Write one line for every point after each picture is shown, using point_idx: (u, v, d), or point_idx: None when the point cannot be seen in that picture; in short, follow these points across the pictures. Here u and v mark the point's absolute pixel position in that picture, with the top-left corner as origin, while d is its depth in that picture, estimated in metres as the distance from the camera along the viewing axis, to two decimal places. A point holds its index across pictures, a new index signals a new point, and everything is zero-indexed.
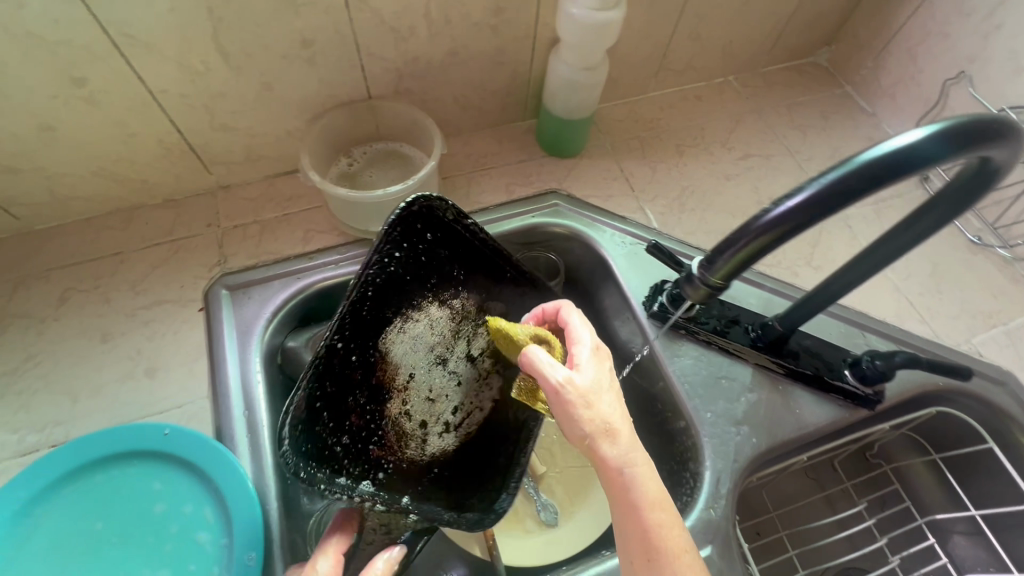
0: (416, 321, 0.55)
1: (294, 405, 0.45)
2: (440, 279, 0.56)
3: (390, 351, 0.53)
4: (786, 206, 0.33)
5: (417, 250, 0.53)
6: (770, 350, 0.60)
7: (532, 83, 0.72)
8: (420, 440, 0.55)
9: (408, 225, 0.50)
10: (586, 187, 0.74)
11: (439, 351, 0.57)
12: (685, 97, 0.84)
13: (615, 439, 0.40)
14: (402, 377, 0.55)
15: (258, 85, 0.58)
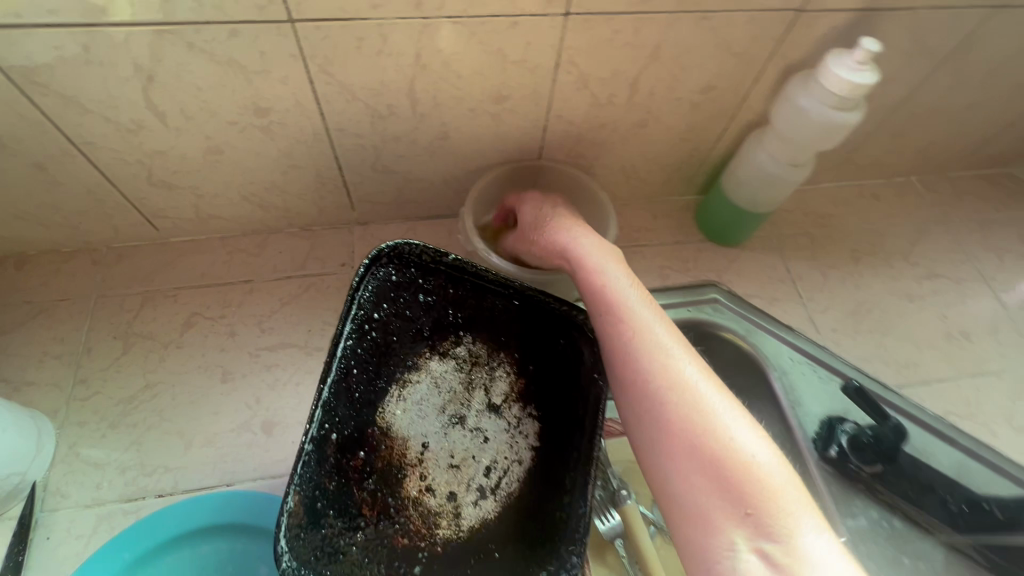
0: (414, 383, 0.41)
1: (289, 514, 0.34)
2: (423, 323, 0.43)
3: (392, 423, 0.40)
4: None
5: (418, 302, 0.43)
6: (974, 535, 0.50)
7: (709, 161, 0.64)
8: (453, 520, 0.39)
9: (386, 285, 0.42)
10: (748, 284, 0.65)
11: (455, 410, 0.41)
12: (861, 194, 0.75)
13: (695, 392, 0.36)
14: (412, 449, 0.40)
15: (435, 134, 0.53)
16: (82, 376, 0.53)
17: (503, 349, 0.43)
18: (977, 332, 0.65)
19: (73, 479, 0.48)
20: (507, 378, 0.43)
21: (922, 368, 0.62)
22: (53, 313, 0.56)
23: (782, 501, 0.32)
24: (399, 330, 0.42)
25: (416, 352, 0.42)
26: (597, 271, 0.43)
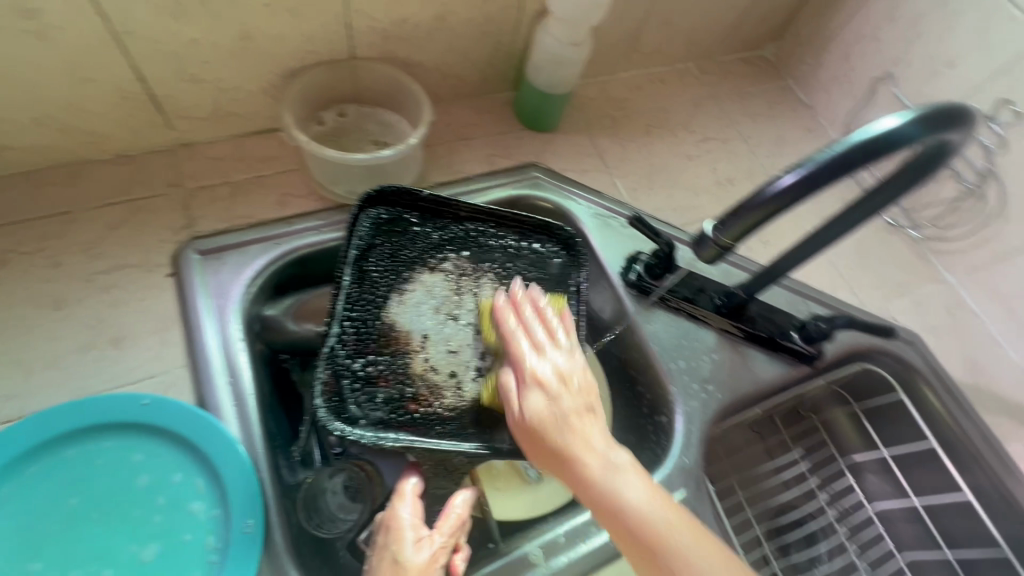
0: (412, 293, 0.59)
1: (323, 384, 0.51)
2: (415, 248, 0.61)
3: (396, 320, 0.57)
4: (779, 184, 0.40)
5: (410, 235, 0.61)
6: (731, 315, 0.66)
7: (513, 54, 0.73)
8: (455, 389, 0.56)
9: (377, 220, 0.60)
10: (563, 162, 0.76)
11: (448, 309, 0.59)
12: (651, 80, 0.88)
13: (580, 460, 0.44)
14: (415, 338, 0.57)
15: (237, 33, 0.55)
16: None
17: (480, 266, 0.62)
18: (737, 179, 0.83)
19: None
20: (492, 284, 0.61)
21: (697, 209, 0.78)
22: None
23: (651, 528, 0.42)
24: (407, 258, 0.60)
25: (410, 271, 0.60)
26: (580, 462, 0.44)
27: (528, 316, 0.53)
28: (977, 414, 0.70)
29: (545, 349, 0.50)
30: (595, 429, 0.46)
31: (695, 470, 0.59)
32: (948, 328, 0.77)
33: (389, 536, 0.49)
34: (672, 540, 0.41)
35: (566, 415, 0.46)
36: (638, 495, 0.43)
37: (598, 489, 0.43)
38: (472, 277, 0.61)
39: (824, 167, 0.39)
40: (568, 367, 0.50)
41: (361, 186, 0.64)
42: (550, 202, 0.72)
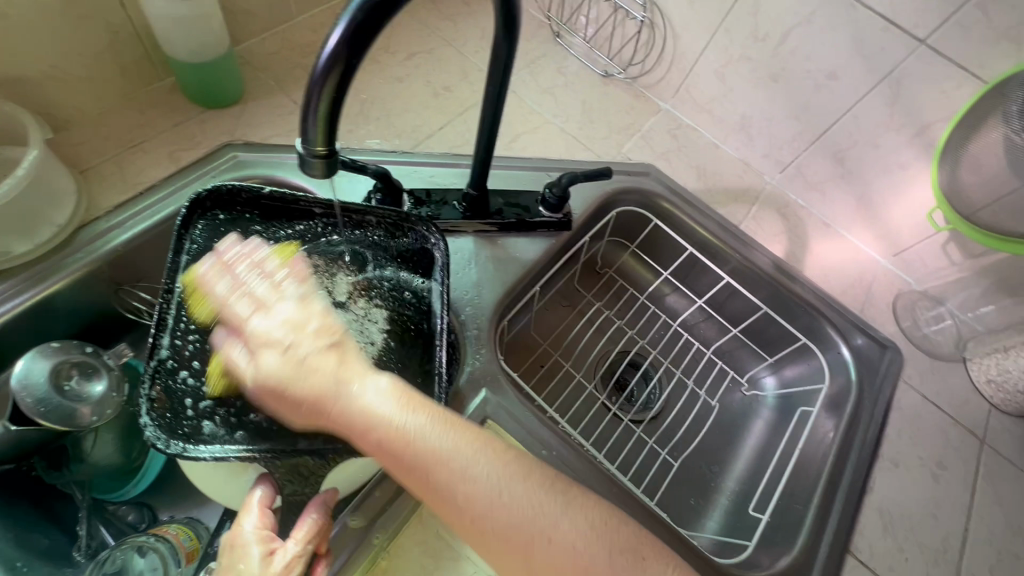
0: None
1: (152, 398, 0.44)
2: None
3: None
4: (328, 49, 0.31)
5: (254, 235, 0.52)
6: (478, 214, 0.68)
7: (140, 32, 0.63)
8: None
9: (215, 222, 0.51)
10: (263, 130, 0.70)
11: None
12: (334, 13, 0.82)
13: (346, 389, 0.41)
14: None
15: None
16: None
17: (337, 261, 0.54)
18: (454, 84, 0.82)
19: None
20: (349, 276, 0.54)
21: (424, 127, 0.77)
22: None
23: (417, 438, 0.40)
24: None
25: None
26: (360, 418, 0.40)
27: (240, 272, 0.46)
28: (714, 211, 0.80)
29: (260, 309, 0.43)
30: (322, 362, 0.42)
31: (490, 367, 0.61)
32: (676, 148, 0.85)
33: (234, 556, 0.43)
34: (472, 482, 0.39)
35: (307, 343, 0.42)
36: (429, 435, 0.40)
37: (360, 426, 0.40)
38: (325, 274, 0.53)
39: (365, 16, 0.31)
40: (290, 312, 0.43)
41: (4, 245, 0.53)
42: (261, 176, 0.65)
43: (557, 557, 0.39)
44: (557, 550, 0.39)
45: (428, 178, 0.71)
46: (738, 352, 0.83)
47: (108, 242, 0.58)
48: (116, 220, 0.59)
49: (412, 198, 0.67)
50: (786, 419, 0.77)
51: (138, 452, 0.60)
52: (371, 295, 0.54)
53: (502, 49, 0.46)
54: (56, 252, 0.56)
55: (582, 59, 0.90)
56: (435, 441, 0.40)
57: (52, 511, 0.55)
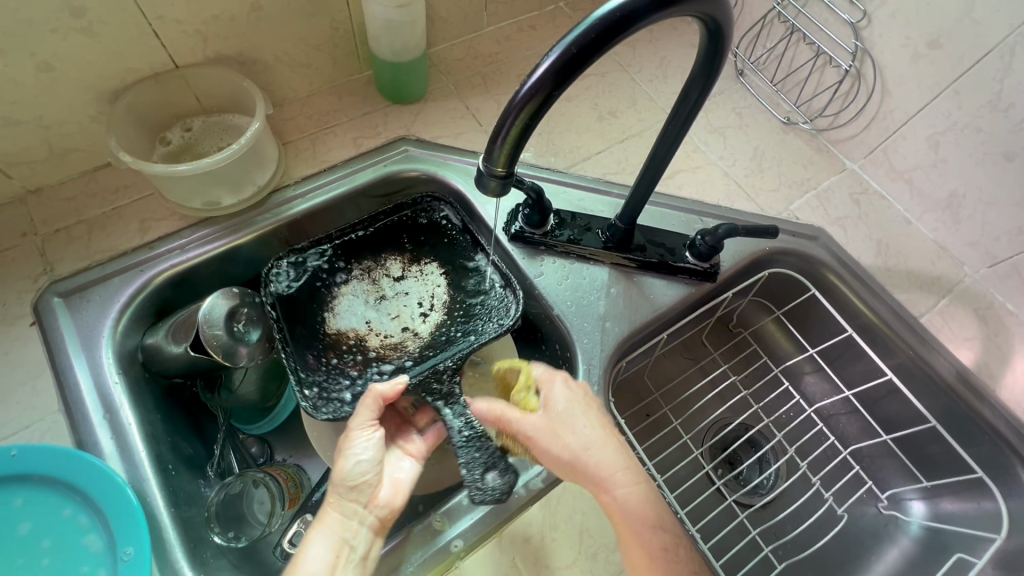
0: (341, 299, 0.65)
1: (312, 399, 0.58)
2: (321, 272, 0.64)
3: (337, 327, 0.63)
4: (535, 77, 0.34)
5: (318, 265, 0.64)
6: (620, 247, 0.66)
7: (356, 30, 0.71)
8: (413, 337, 0.64)
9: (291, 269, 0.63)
10: (435, 129, 0.75)
11: (374, 294, 0.66)
12: (520, 29, 0.86)
13: (610, 475, 0.48)
14: (361, 328, 0.64)
15: (34, 67, 0.53)
16: None
17: (379, 252, 0.67)
18: (621, 110, 0.80)
19: None
20: (398, 259, 0.67)
21: (583, 148, 0.76)
22: None
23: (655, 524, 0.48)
24: (315, 288, 0.64)
25: (328, 286, 0.64)
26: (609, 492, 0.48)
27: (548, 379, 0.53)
28: (890, 295, 0.69)
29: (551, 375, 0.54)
30: (605, 444, 0.50)
31: None
32: (857, 216, 0.75)
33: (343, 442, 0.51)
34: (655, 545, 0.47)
35: (585, 420, 0.51)
36: (611, 464, 0.49)
37: (626, 505, 0.47)
38: (376, 262, 0.67)
39: (577, 48, 0.33)
40: (569, 395, 0.52)
41: (216, 195, 0.62)
42: (424, 172, 0.71)
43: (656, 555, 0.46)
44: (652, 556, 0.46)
45: (576, 201, 0.70)
46: (884, 464, 0.71)
47: (292, 208, 0.66)
48: (302, 190, 0.67)
49: (558, 219, 0.67)
50: (932, 559, 0.64)
51: (271, 395, 0.67)
52: (419, 258, 0.67)
53: (692, 93, 0.44)
54: (252, 209, 0.65)
55: (763, 100, 0.83)
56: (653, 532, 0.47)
57: (200, 429, 0.63)
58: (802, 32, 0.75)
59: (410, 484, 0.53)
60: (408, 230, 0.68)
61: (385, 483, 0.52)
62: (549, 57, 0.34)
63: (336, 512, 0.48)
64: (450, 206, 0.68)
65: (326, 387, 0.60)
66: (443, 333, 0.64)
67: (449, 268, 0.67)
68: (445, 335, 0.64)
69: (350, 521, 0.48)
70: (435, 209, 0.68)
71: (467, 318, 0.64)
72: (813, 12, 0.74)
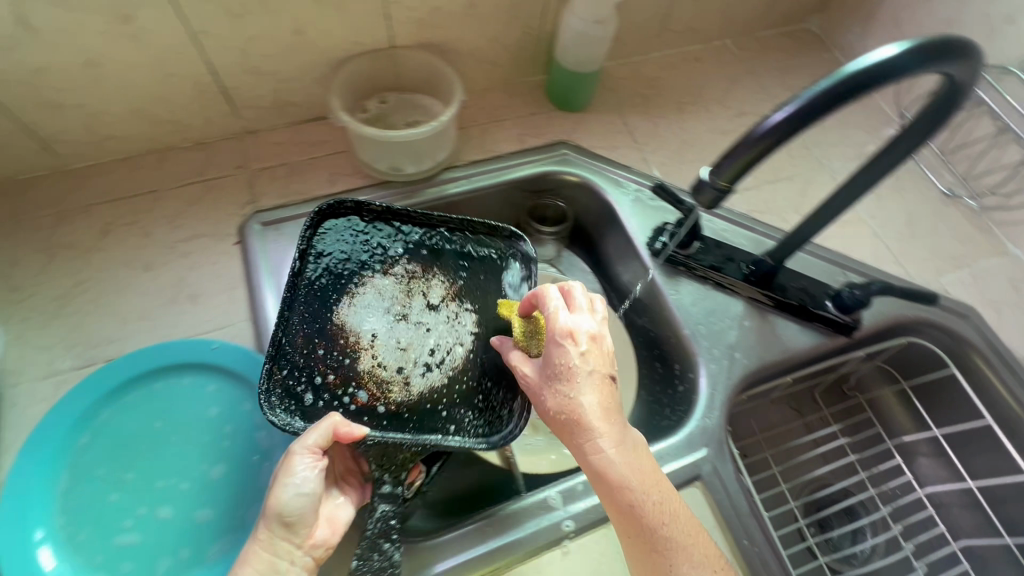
0: (362, 294, 0.60)
1: (273, 376, 0.53)
2: (369, 252, 0.62)
3: (346, 320, 0.58)
4: (781, 114, 0.38)
5: (367, 240, 0.63)
6: (760, 283, 0.67)
7: (544, 37, 0.76)
8: (403, 385, 0.57)
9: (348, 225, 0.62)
10: (593, 139, 0.79)
11: (400, 311, 0.61)
12: (685, 58, 0.89)
13: (596, 434, 0.44)
14: (365, 338, 0.58)
15: (290, 30, 0.62)
16: (14, 284, 0.60)
17: (433, 267, 0.63)
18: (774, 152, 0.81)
19: (29, 361, 0.56)
20: (442, 285, 0.63)
21: None
22: None
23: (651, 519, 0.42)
24: (354, 263, 0.61)
25: (360, 274, 0.61)
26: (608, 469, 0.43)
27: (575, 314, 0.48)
28: None
29: (579, 311, 0.49)
30: (599, 404, 0.45)
31: (720, 431, 0.59)
32: (1014, 303, 0.71)
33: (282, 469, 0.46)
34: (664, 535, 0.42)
35: (582, 377, 0.46)
36: (616, 438, 0.44)
37: (611, 470, 0.43)
38: (421, 278, 0.62)
39: (824, 98, 0.37)
40: (585, 342, 0.47)
41: (400, 163, 0.69)
42: (579, 178, 0.75)
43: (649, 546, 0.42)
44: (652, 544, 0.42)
45: (719, 231, 0.72)
46: (1000, 569, 0.66)
47: (457, 187, 0.72)
48: (468, 173, 0.73)
49: (702, 244, 0.69)
50: None
51: None
52: (462, 300, 0.63)
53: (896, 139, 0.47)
54: (425, 181, 0.71)
55: (927, 169, 0.81)
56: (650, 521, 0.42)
57: None
58: (988, 107, 0.73)
59: (349, 522, 0.49)
60: (468, 268, 0.64)
61: (322, 519, 0.47)
62: (798, 98, 0.38)
63: (262, 549, 0.44)
64: (517, 269, 0.64)
65: (295, 383, 0.54)
66: (431, 405, 0.57)
67: (485, 334, 0.61)
68: (433, 406, 0.57)
69: (284, 558, 0.44)
70: (504, 261, 0.65)
71: (472, 407, 0.57)
72: (1006, 87, 0.71)
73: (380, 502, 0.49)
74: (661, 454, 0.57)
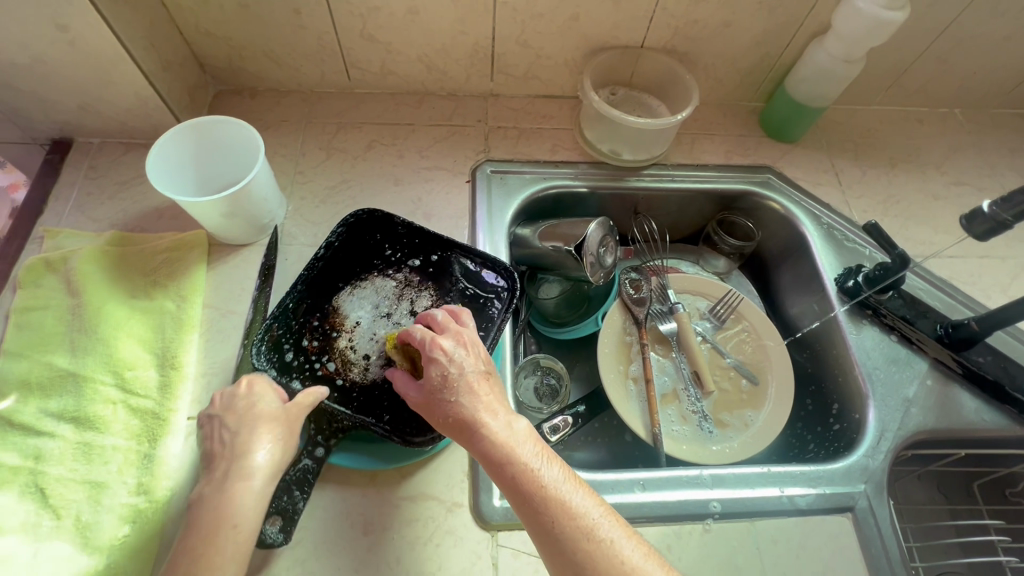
0: (362, 287, 0.62)
1: (268, 334, 0.56)
2: (381, 253, 0.64)
3: (341, 305, 0.60)
4: None
5: (377, 243, 0.64)
6: (953, 348, 0.65)
7: (778, 68, 0.80)
8: (363, 371, 0.57)
9: (363, 232, 0.64)
10: (797, 171, 0.81)
11: (384, 309, 0.61)
12: (907, 118, 0.88)
13: (489, 427, 0.45)
14: (349, 323, 0.59)
15: (568, 14, 0.71)
16: (300, 169, 0.75)
17: (431, 279, 0.63)
18: None
19: (300, 229, 0.69)
20: (431, 297, 0.62)
21: (935, 246, 0.76)
22: (276, 128, 0.78)
23: (569, 500, 0.42)
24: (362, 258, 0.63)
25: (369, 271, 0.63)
26: (509, 463, 0.44)
27: (450, 330, 0.52)
28: None
29: (445, 333, 0.51)
30: (481, 395, 0.47)
31: (881, 474, 0.58)
32: None
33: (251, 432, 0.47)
34: (580, 520, 0.42)
35: (465, 377, 0.48)
36: (513, 429, 0.46)
37: (499, 453, 0.44)
38: (417, 286, 0.62)
39: None
40: (454, 348, 0.50)
41: (619, 149, 0.76)
42: (778, 203, 0.77)
43: (564, 535, 0.41)
44: (567, 532, 0.41)
45: (915, 288, 0.71)
46: None
47: (661, 183, 0.78)
48: (674, 173, 0.79)
49: (897, 294, 0.68)
50: None
51: (563, 313, 0.80)
52: None
53: None
54: (633, 170, 0.78)
55: None
56: (561, 503, 0.42)
57: None
58: None
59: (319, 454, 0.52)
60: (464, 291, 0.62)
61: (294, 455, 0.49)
62: None
63: (254, 492, 0.44)
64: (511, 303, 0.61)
65: (285, 341, 0.57)
66: (378, 394, 0.56)
67: None
68: (378, 395, 0.56)
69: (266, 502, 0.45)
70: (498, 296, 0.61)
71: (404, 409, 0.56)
72: None
73: (306, 457, 0.52)
74: (819, 476, 0.58)
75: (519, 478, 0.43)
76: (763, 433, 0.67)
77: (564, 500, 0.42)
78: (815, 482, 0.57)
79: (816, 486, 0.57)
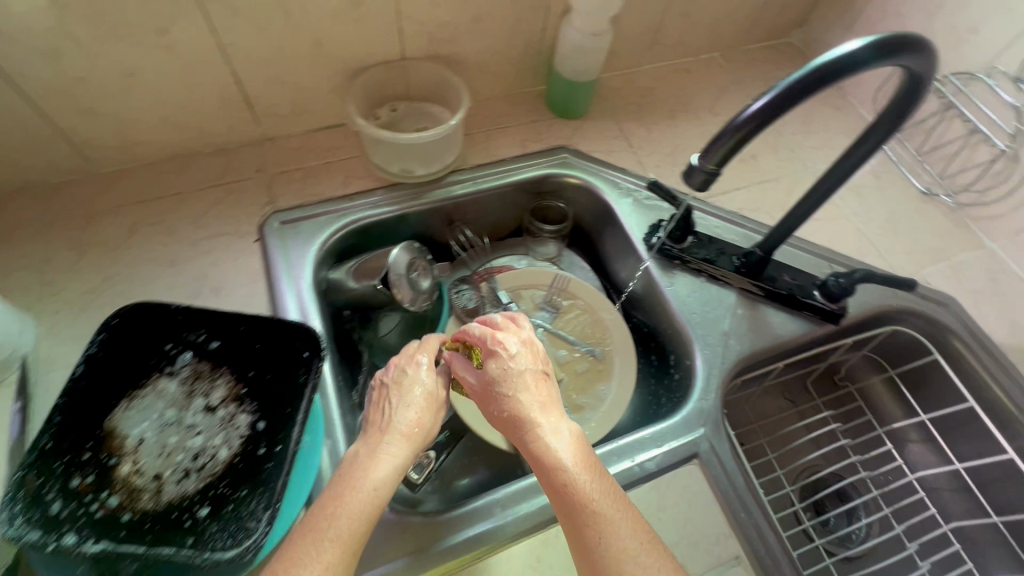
0: (140, 396, 0.54)
1: None
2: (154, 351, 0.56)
3: (114, 426, 0.52)
4: (751, 111, 0.43)
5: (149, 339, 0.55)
6: (750, 274, 0.71)
7: (544, 50, 0.82)
8: (156, 492, 0.49)
9: (132, 331, 0.54)
10: (591, 144, 0.83)
11: (176, 413, 0.54)
12: (675, 70, 0.94)
13: (534, 423, 0.47)
14: (130, 443, 0.51)
15: (310, 41, 0.66)
16: (48, 279, 0.63)
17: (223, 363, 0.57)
18: (761, 155, 0.86)
19: (60, 350, 0.59)
20: (226, 383, 0.55)
21: (721, 183, 0.82)
22: (6, 238, 0.65)
23: (578, 482, 0.43)
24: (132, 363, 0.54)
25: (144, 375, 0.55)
26: (539, 445, 0.46)
27: (513, 337, 0.54)
28: (1021, 377, 0.69)
29: (508, 333, 0.54)
30: (537, 398, 0.49)
31: (715, 412, 0.62)
32: (990, 293, 0.75)
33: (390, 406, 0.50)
34: (590, 500, 0.42)
35: (518, 378, 0.51)
36: (548, 415, 0.48)
37: (533, 442, 0.47)
38: (208, 377, 0.56)
39: (789, 95, 0.41)
40: (517, 351, 0.53)
41: (410, 166, 0.74)
42: (579, 179, 0.79)
43: (572, 507, 0.43)
44: (577, 508, 0.42)
45: (712, 228, 0.76)
46: (988, 547, 0.70)
47: (464, 189, 0.76)
48: (474, 176, 0.78)
49: (695, 238, 0.73)
50: None
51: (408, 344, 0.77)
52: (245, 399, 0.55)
53: (891, 136, 0.50)
54: (432, 184, 0.76)
55: (904, 169, 0.86)
56: (577, 479, 0.43)
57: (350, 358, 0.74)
58: (958, 109, 0.77)
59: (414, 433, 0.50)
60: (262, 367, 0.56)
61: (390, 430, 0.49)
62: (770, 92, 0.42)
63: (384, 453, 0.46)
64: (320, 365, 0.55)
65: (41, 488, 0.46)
66: (178, 514, 0.49)
67: (264, 437, 0.52)
68: (177, 516, 0.48)
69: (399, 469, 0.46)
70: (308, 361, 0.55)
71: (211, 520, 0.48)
72: (975, 92, 0.76)
73: None
74: (664, 433, 0.60)
75: (545, 460, 0.45)
76: (614, 408, 0.68)
77: (574, 480, 0.43)
78: (661, 440, 0.60)
79: (662, 443, 0.59)
